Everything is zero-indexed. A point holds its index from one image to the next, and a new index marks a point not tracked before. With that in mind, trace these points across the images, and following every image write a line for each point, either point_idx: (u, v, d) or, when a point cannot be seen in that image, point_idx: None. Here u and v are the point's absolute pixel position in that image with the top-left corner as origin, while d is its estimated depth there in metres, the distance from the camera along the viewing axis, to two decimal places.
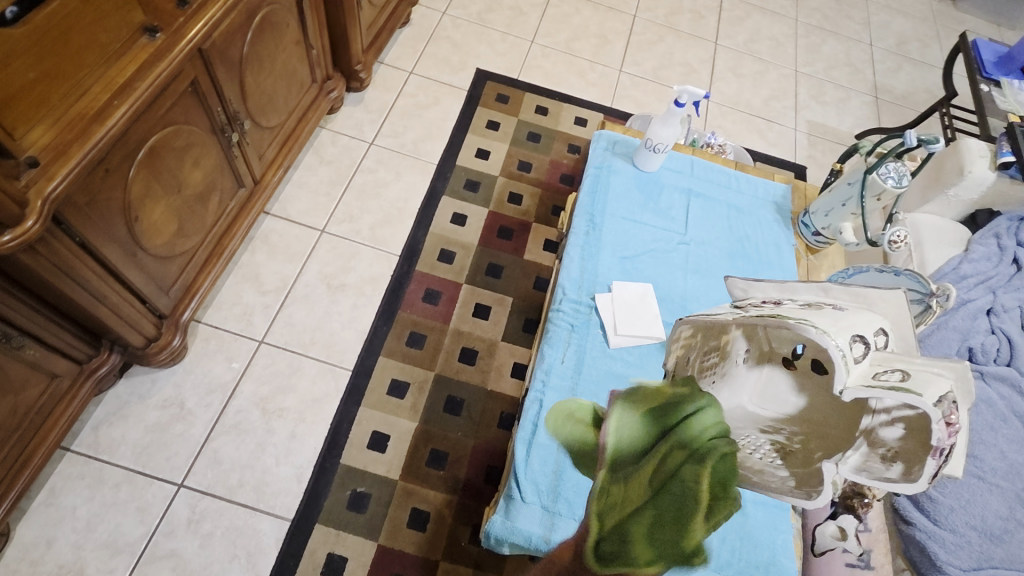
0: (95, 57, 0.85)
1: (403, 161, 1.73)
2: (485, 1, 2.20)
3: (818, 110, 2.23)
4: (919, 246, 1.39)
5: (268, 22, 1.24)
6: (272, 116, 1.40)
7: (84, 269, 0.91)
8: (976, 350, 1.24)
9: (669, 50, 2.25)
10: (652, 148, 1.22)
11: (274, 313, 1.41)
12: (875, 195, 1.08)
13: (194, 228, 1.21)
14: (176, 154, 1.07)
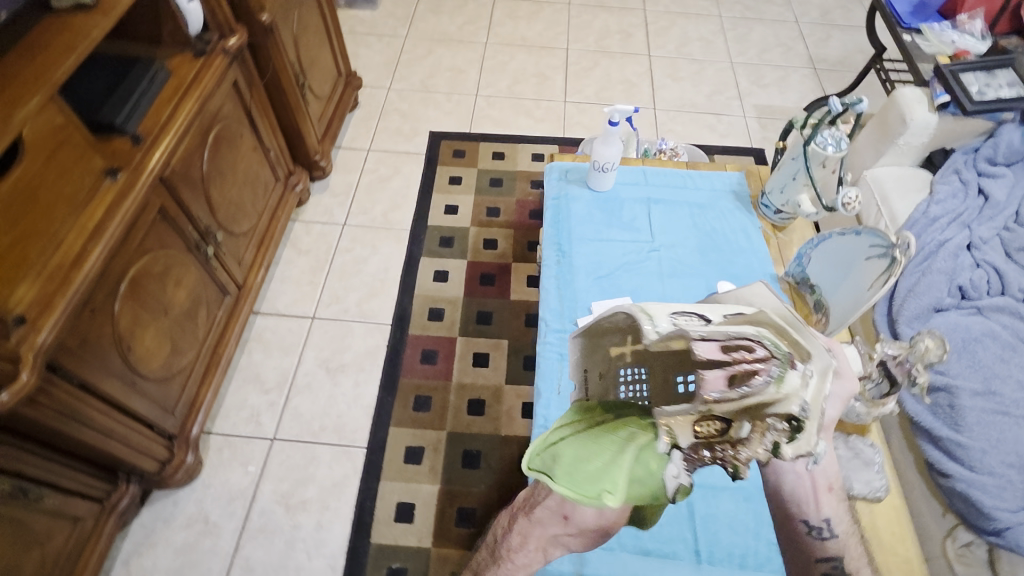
0: (64, 209, 0.89)
1: (376, 234, 1.79)
2: (425, 69, 2.32)
3: (762, 92, 2.30)
4: (885, 200, 1.41)
5: (222, 137, 1.32)
6: (243, 221, 1.46)
7: (88, 409, 0.94)
8: (966, 287, 1.24)
9: (606, 72, 2.35)
10: (601, 169, 1.27)
11: (280, 409, 1.43)
12: (820, 164, 1.11)
13: (187, 344, 1.25)
14: (157, 279, 1.11)
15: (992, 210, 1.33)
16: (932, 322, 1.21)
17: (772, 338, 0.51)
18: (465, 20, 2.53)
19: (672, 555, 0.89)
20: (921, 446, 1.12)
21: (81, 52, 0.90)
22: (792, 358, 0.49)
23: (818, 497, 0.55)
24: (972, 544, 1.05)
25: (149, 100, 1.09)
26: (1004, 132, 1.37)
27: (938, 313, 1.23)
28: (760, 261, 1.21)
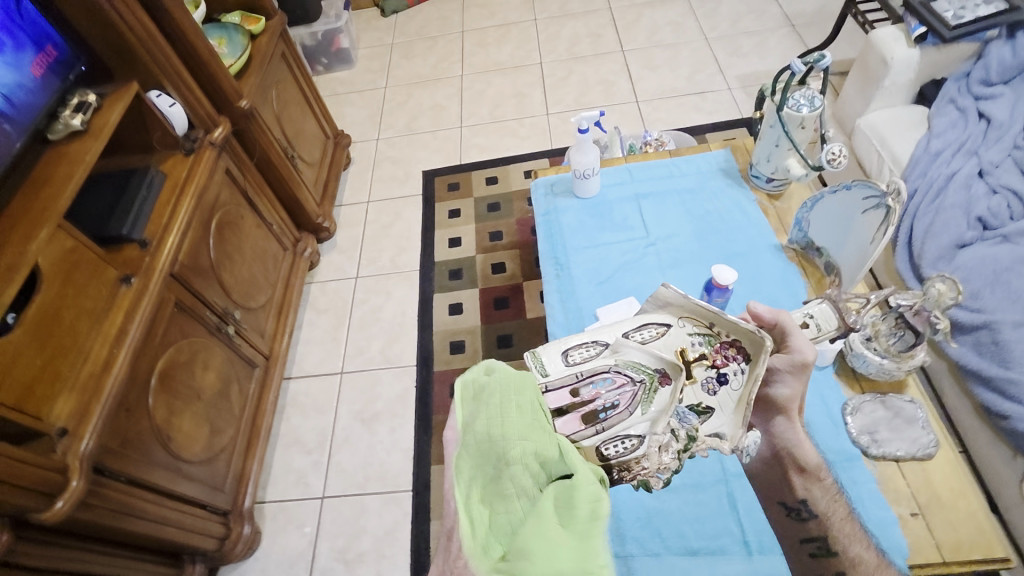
0: (88, 323, 0.95)
1: (388, 280, 1.84)
2: (408, 113, 2.39)
3: (742, 62, 2.27)
4: (884, 143, 1.36)
5: (225, 223, 1.39)
6: (258, 295, 1.53)
7: (140, 502, 0.99)
8: (985, 216, 1.18)
9: (582, 77, 2.37)
10: (583, 177, 1.27)
11: (325, 466, 1.47)
12: (798, 125, 1.09)
13: (225, 422, 1.31)
14: (184, 368, 1.18)
15: (997, 132, 1.27)
16: (958, 260, 1.15)
17: (635, 370, 0.84)
18: (438, 59, 2.60)
19: (721, 551, 0.87)
20: (975, 391, 1.06)
21: (80, 178, 0.97)
22: (659, 380, 0.83)
23: (792, 486, 0.78)
24: None
25: (150, 204, 1.16)
26: (991, 51, 1.32)
27: (963, 249, 1.17)
28: (760, 234, 1.19)
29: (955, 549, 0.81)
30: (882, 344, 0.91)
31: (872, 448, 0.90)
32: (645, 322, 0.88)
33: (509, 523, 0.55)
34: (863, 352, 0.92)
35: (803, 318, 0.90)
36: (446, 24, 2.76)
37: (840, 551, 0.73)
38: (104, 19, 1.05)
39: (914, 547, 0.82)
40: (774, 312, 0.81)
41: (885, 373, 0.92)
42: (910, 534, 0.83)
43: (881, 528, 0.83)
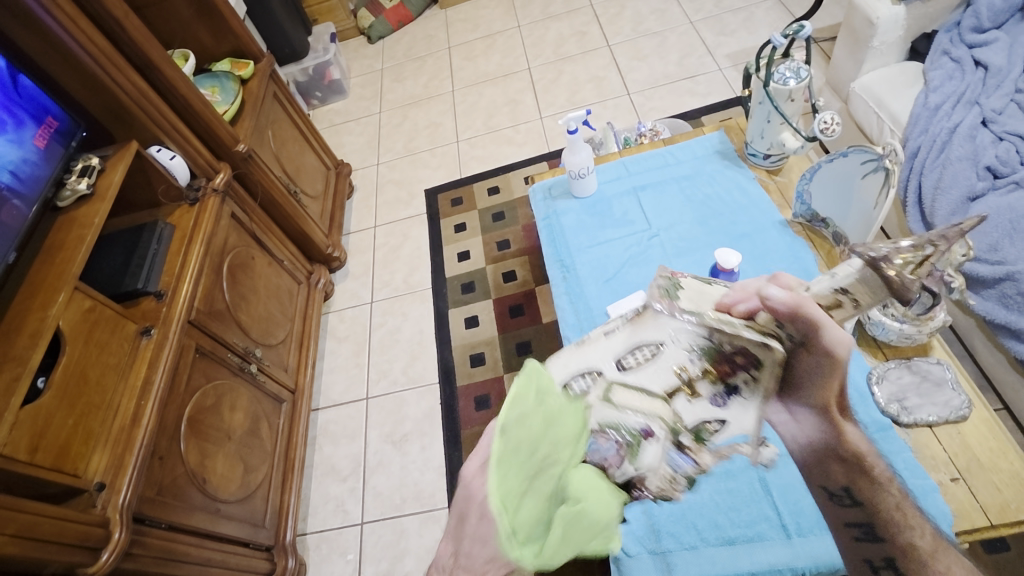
0: (114, 377, 0.99)
1: (403, 301, 1.86)
2: (406, 134, 2.42)
3: (731, 39, 2.25)
4: (881, 104, 1.33)
5: (236, 265, 1.43)
6: (277, 331, 1.57)
7: (182, 546, 1.02)
8: (994, 165, 1.14)
9: (572, 76, 2.37)
10: (579, 176, 1.27)
11: (361, 492, 1.49)
12: (787, 99, 1.07)
13: (259, 459, 1.34)
14: (212, 410, 1.21)
15: (995, 78, 1.24)
16: (971, 214, 1.11)
17: (617, 428, 0.64)
18: (429, 77, 2.64)
19: (759, 538, 0.86)
20: (1007, 345, 1.03)
21: (91, 240, 1.01)
22: (647, 433, 0.64)
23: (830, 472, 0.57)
24: None
25: (161, 256, 1.20)
26: None
27: (975, 201, 1.13)
28: (764, 211, 1.17)
29: (1001, 511, 0.78)
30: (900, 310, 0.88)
31: (902, 415, 0.86)
32: (637, 340, 0.64)
33: (532, 524, 0.55)
34: (882, 319, 0.90)
35: (833, 294, 0.55)
36: (433, 42, 2.80)
37: (888, 538, 0.50)
38: (98, 85, 1.09)
39: (958, 513, 0.79)
40: (792, 298, 0.55)
41: (907, 339, 0.90)
42: (953, 500, 0.80)
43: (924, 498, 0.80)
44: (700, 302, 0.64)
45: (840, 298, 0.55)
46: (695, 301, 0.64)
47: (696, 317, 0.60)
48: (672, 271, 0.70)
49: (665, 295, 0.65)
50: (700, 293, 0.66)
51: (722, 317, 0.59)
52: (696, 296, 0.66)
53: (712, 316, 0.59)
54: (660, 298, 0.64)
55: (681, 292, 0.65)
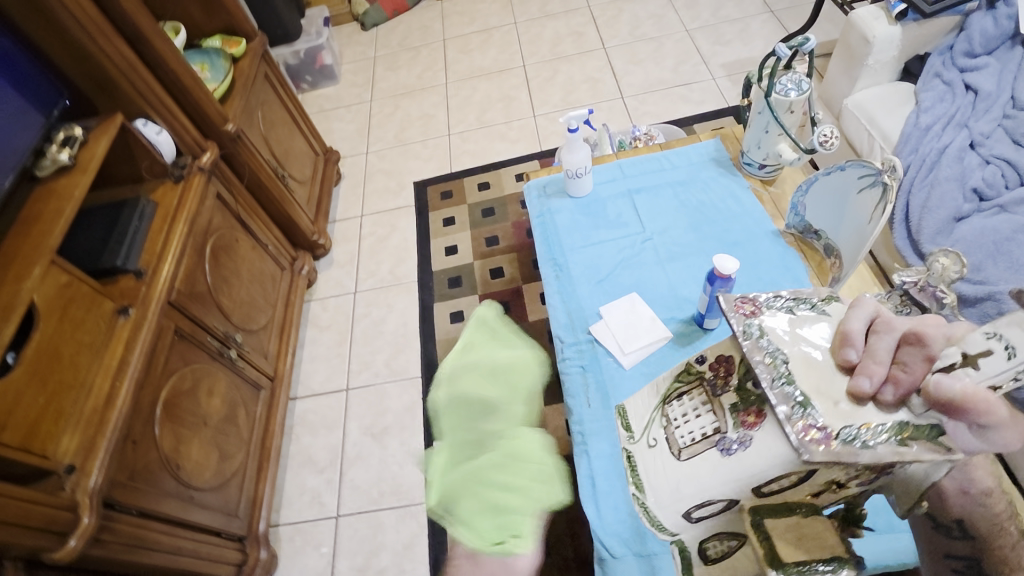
0: (88, 357, 0.94)
1: (388, 292, 1.83)
2: (397, 124, 2.39)
3: (726, 50, 2.28)
4: (873, 122, 1.35)
5: (220, 246, 1.39)
6: (258, 316, 1.53)
7: (152, 533, 0.99)
8: (981, 187, 1.18)
9: (568, 76, 2.37)
10: (575, 176, 1.27)
11: (338, 484, 1.46)
12: (787, 110, 1.09)
13: (234, 447, 1.30)
14: (189, 395, 1.17)
15: (985, 103, 1.28)
16: (956, 233, 1.15)
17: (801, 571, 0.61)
18: (423, 68, 2.61)
19: None
20: None
21: (69, 212, 0.97)
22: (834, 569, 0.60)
23: None
24: None
25: (142, 234, 1.15)
26: (972, 22, 1.33)
27: (961, 222, 1.17)
28: (757, 221, 1.18)
29: None
30: None
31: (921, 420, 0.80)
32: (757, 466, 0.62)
33: None
34: None
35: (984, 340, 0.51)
36: (428, 33, 2.77)
37: None
38: (83, 52, 1.05)
39: None
40: (971, 393, 0.49)
41: None
42: None
43: None
44: (825, 383, 0.61)
45: (995, 347, 0.50)
46: (831, 396, 0.60)
47: (857, 446, 0.56)
48: (744, 309, 0.69)
49: (807, 413, 0.58)
50: (810, 360, 0.63)
51: (878, 423, 0.56)
52: (813, 377, 0.61)
53: (864, 425, 0.57)
54: (806, 426, 0.58)
55: (798, 377, 0.62)
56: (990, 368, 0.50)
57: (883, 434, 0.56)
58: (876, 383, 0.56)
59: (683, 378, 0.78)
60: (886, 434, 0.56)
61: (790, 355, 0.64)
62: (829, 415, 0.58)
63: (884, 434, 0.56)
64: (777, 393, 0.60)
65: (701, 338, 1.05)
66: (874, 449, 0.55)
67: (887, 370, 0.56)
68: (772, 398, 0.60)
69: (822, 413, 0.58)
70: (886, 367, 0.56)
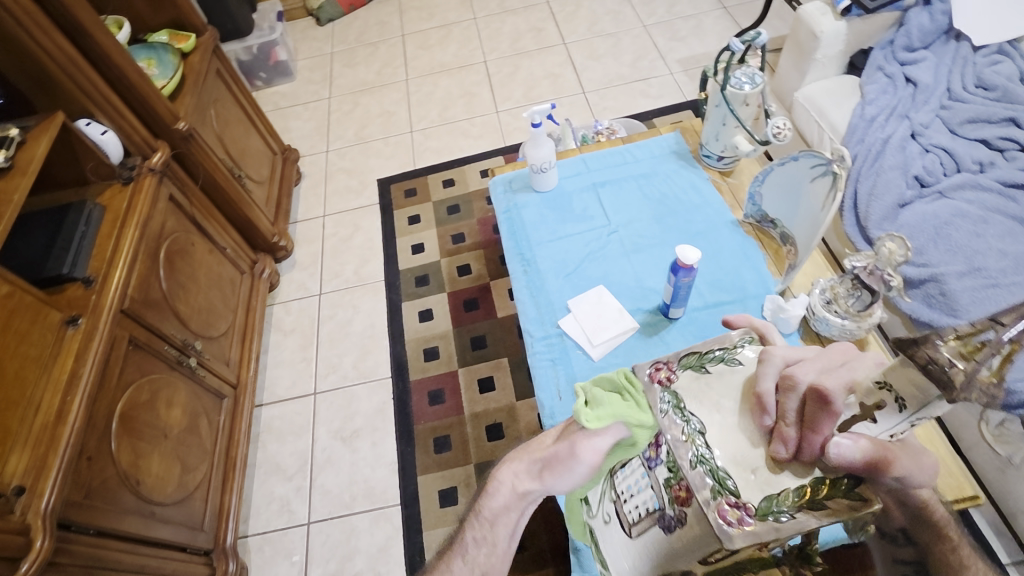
0: (35, 370, 0.90)
1: (354, 293, 1.80)
2: (358, 121, 2.35)
3: (682, 45, 2.32)
4: (822, 114, 1.41)
5: (175, 251, 1.34)
6: (218, 322, 1.48)
7: (112, 553, 0.94)
8: (921, 175, 1.25)
9: (528, 72, 2.37)
10: (540, 171, 1.28)
11: (308, 491, 1.43)
12: (742, 102, 1.12)
13: (196, 457, 1.26)
14: (146, 407, 1.13)
15: (923, 95, 1.35)
16: (901, 219, 1.20)
17: None
18: (382, 64, 2.57)
19: None
20: None
21: (9, 218, 0.91)
22: None
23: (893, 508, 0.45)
24: (1008, 423, 1.03)
25: (90, 239, 1.10)
26: (911, 18, 1.40)
27: (904, 208, 1.23)
28: (717, 211, 1.22)
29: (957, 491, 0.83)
30: (841, 305, 0.93)
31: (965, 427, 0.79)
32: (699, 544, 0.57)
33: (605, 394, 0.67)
34: (826, 315, 0.95)
35: (875, 390, 0.42)
36: (386, 29, 2.73)
37: None
38: (20, 47, 0.99)
39: None
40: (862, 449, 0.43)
41: (847, 334, 0.95)
42: None
43: None
44: (740, 448, 0.53)
45: (883, 396, 0.42)
46: (750, 462, 0.52)
47: (776, 521, 0.48)
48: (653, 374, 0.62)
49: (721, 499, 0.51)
50: (727, 422, 0.55)
51: (791, 490, 0.49)
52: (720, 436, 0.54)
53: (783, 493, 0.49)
54: (725, 506, 0.50)
55: (715, 448, 0.53)
56: (889, 422, 0.43)
57: (796, 502, 0.48)
58: (791, 448, 0.48)
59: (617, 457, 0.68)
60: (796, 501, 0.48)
61: (704, 423, 0.55)
62: (745, 488, 0.51)
63: (797, 500, 0.48)
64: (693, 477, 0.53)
65: (667, 327, 1.07)
66: (794, 520, 0.48)
67: (796, 432, 0.48)
68: (691, 485, 0.53)
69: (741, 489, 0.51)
70: (797, 429, 0.48)
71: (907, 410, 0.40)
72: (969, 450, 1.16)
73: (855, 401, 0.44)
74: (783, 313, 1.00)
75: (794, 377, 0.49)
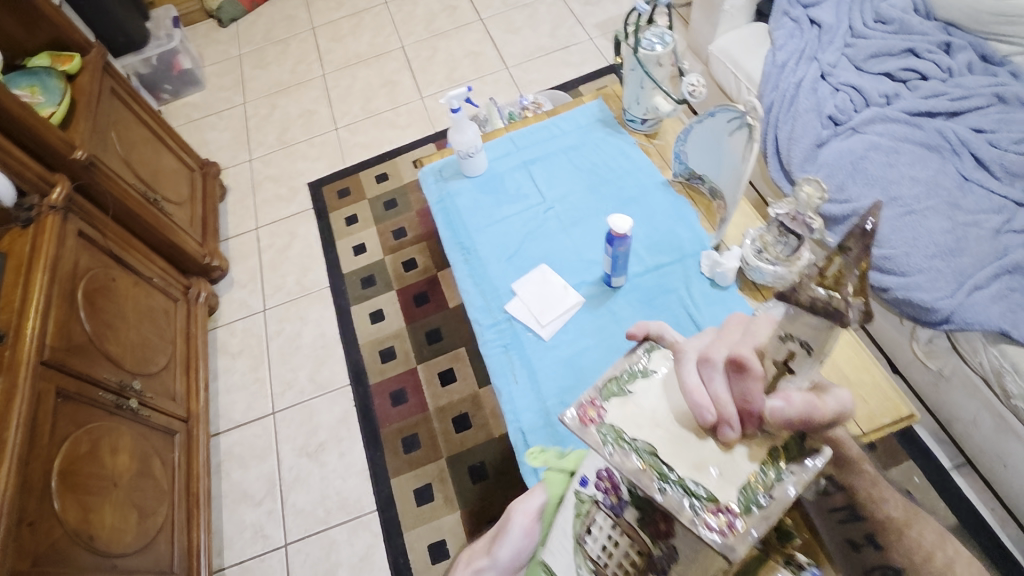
0: None
1: (300, 304, 1.74)
2: (278, 125, 2.24)
3: (597, 9, 2.31)
4: (737, 65, 1.44)
5: (94, 289, 1.25)
6: (156, 357, 1.41)
7: None
8: (834, 113, 1.28)
9: (448, 53, 2.31)
10: (468, 156, 1.25)
11: (280, 513, 1.40)
12: (656, 63, 1.13)
13: (154, 501, 1.21)
14: (90, 458, 1.07)
15: (828, 35, 1.39)
16: (820, 159, 1.24)
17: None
18: (295, 61, 2.45)
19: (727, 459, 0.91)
20: None
21: None
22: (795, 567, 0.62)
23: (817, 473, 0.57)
24: (935, 340, 1.10)
25: None
26: None
27: (822, 147, 1.26)
28: (647, 174, 1.22)
29: (896, 409, 0.88)
30: (772, 252, 0.96)
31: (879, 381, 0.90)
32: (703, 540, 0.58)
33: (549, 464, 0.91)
34: (759, 265, 0.98)
35: (784, 344, 0.47)
36: (294, 23, 2.60)
37: (867, 517, 0.53)
38: None
39: None
40: (799, 404, 0.47)
41: (781, 280, 0.99)
42: None
43: None
44: (691, 449, 0.56)
45: (792, 347, 0.47)
46: (706, 463, 0.55)
47: (761, 508, 0.52)
48: (581, 414, 0.61)
49: (706, 503, 0.53)
50: (673, 433, 0.57)
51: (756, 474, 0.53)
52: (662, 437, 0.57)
53: (751, 478, 0.53)
54: (710, 516, 0.52)
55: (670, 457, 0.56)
56: (806, 370, 0.48)
57: (767, 484, 0.53)
58: (737, 428, 0.52)
59: (579, 506, 0.74)
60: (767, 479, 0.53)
61: (650, 441, 0.57)
62: (718, 490, 0.53)
63: (767, 475, 0.53)
64: (669, 502, 0.53)
65: (612, 297, 1.08)
66: (773, 498, 0.52)
67: (735, 409, 0.51)
68: (672, 510, 0.53)
69: (712, 491, 0.53)
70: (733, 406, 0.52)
71: (813, 350, 0.46)
72: (905, 370, 1.23)
73: (769, 361, 0.49)
74: (720, 267, 1.03)
75: (709, 356, 0.53)
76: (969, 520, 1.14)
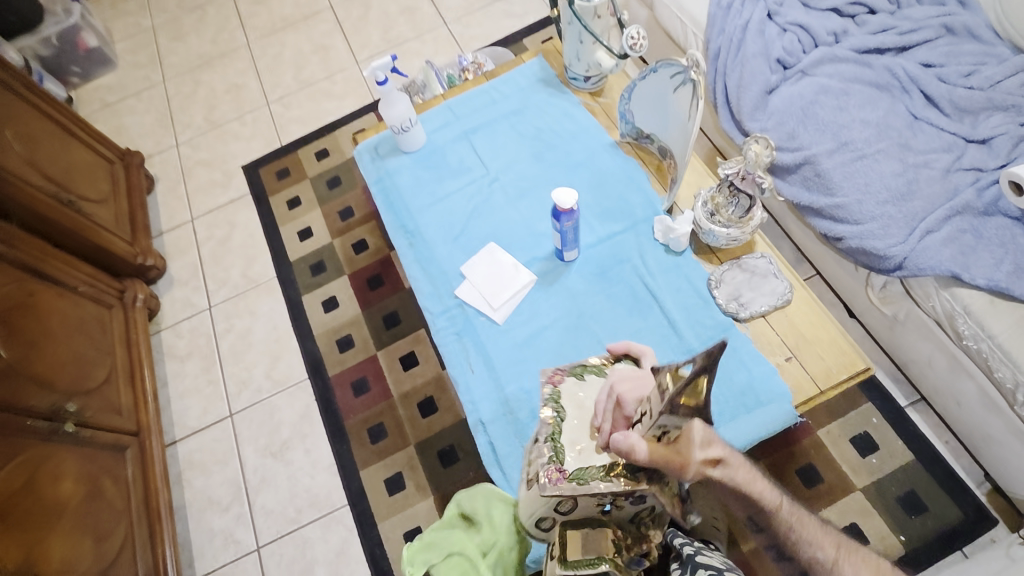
0: None
1: (247, 297, 1.65)
2: (204, 103, 2.07)
3: None
4: (683, 10, 1.35)
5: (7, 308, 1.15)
6: (95, 371, 1.32)
7: None
8: (783, 56, 1.23)
9: (381, 11, 2.14)
10: (403, 130, 1.16)
11: (249, 516, 1.36)
12: (593, 16, 1.05)
13: (109, 522, 1.16)
14: (25, 491, 1.00)
15: None
16: (771, 106, 1.20)
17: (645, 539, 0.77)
18: (215, 30, 2.24)
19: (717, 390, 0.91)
20: (815, 224, 1.14)
21: None
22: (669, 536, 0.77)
23: None
24: (889, 285, 1.09)
25: None
26: None
27: (772, 93, 1.22)
28: (594, 136, 1.16)
29: (852, 364, 0.88)
30: (724, 215, 0.93)
31: (832, 340, 0.90)
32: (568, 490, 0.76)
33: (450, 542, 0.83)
34: (711, 229, 0.94)
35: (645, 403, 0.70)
36: None
37: None
38: None
39: (795, 388, 0.88)
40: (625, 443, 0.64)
41: (734, 241, 0.95)
42: (789, 377, 0.89)
43: (766, 403, 0.88)
44: (583, 436, 0.80)
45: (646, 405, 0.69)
46: (581, 447, 0.79)
47: (578, 483, 0.72)
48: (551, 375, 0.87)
49: (551, 461, 0.78)
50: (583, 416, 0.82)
51: (598, 467, 0.74)
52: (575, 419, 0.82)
53: (594, 468, 0.74)
54: (551, 469, 0.75)
55: (564, 431, 0.81)
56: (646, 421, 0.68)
57: (597, 475, 0.72)
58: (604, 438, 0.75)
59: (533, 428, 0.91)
60: (603, 474, 0.72)
61: (565, 414, 0.82)
62: (570, 462, 0.77)
63: (602, 474, 0.72)
64: (541, 447, 0.80)
65: (565, 272, 1.03)
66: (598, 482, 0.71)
67: (610, 428, 0.75)
68: (538, 451, 0.80)
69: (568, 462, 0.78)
70: (610, 425, 0.75)
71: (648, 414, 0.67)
72: (862, 314, 1.24)
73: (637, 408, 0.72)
74: (672, 233, 0.98)
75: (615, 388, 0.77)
76: (924, 455, 1.18)
